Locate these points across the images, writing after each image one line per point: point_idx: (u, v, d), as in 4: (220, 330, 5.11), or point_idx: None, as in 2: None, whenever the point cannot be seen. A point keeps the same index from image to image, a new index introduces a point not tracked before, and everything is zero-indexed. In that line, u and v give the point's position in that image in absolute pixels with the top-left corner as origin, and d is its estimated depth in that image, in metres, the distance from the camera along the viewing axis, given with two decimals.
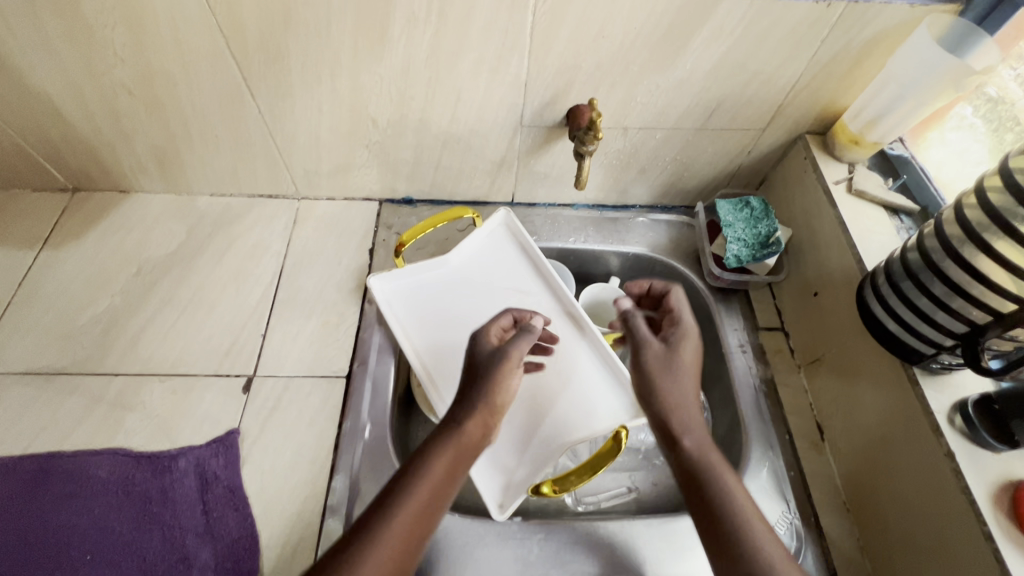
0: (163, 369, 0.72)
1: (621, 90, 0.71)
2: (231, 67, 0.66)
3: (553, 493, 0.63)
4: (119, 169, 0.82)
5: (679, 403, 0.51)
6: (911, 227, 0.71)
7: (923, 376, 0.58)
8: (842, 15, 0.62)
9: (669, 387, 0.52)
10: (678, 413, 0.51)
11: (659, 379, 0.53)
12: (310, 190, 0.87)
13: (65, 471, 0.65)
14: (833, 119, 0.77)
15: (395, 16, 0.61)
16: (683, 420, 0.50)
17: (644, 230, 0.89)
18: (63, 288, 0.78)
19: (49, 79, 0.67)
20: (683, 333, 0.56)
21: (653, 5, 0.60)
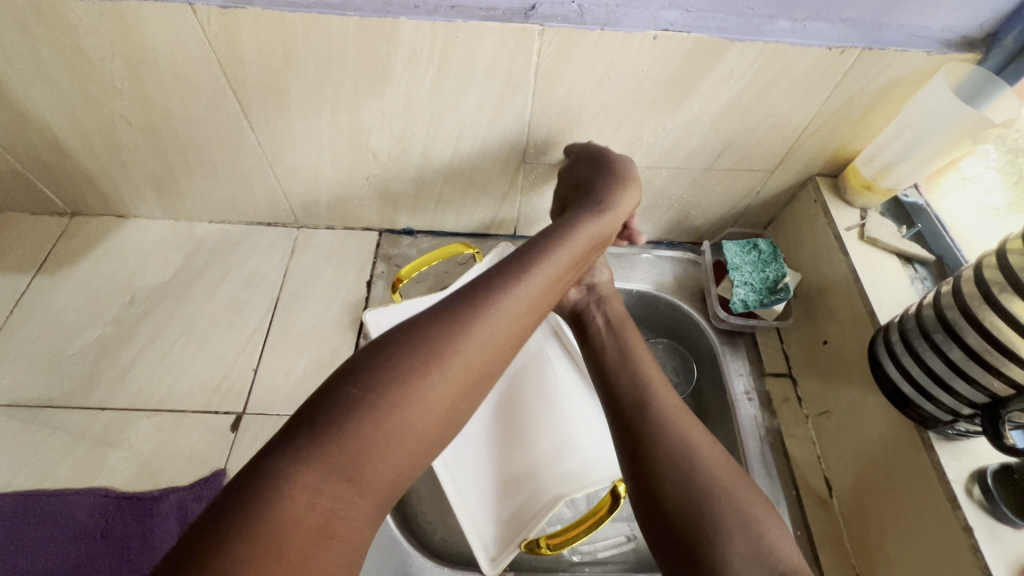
0: (150, 405, 0.70)
1: (627, 130, 0.69)
2: (231, 100, 0.65)
3: (548, 551, 0.60)
4: (116, 195, 0.81)
5: (634, 347, 0.60)
6: (925, 277, 0.69)
7: (938, 441, 0.56)
8: (855, 62, 0.60)
9: (617, 307, 0.66)
10: (632, 358, 0.59)
11: (614, 303, 0.66)
12: (309, 218, 0.85)
13: (44, 512, 0.63)
14: (845, 162, 0.75)
15: (397, 55, 0.60)
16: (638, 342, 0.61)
17: (648, 267, 0.87)
18: (55, 316, 0.76)
19: (47, 107, 0.66)
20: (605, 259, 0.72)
21: (661, 49, 0.59)
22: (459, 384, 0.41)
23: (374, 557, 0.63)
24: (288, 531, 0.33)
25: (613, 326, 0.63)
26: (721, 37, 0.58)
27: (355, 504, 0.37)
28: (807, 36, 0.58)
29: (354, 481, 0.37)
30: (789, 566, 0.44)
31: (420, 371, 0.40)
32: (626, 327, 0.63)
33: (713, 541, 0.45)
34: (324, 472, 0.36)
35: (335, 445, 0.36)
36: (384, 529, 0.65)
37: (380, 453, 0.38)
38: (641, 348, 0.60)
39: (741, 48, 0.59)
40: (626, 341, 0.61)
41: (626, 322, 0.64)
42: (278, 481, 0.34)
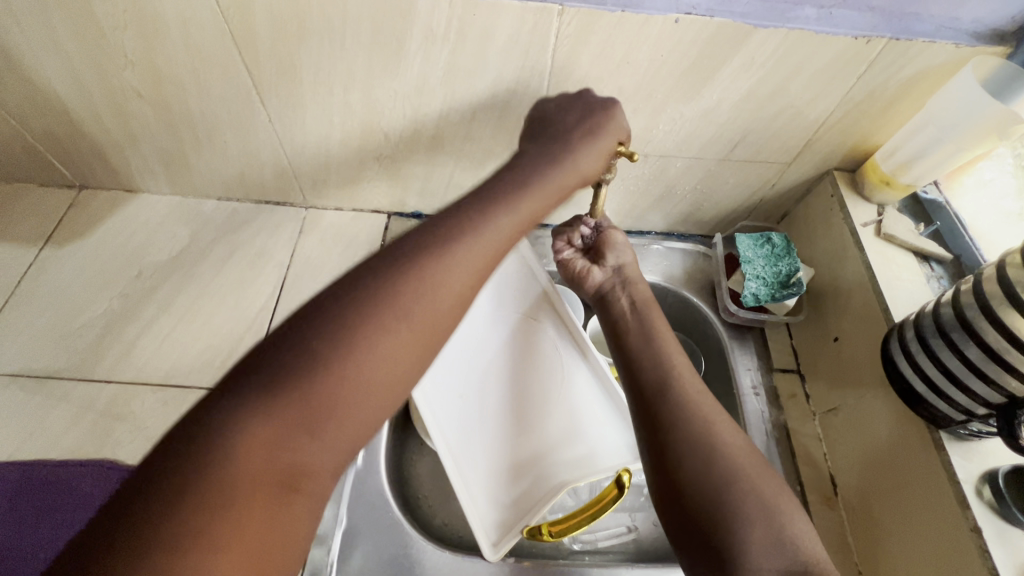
0: (156, 379, 0.70)
1: (643, 117, 0.68)
2: (243, 74, 0.65)
3: (549, 538, 0.61)
4: (126, 169, 0.80)
5: (659, 331, 0.59)
6: (942, 276, 0.68)
7: (949, 441, 0.55)
8: (880, 53, 0.59)
9: (642, 289, 0.64)
10: (657, 344, 0.58)
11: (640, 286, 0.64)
12: (318, 199, 0.84)
13: (47, 481, 0.62)
14: (863, 157, 0.73)
15: (412, 32, 0.59)
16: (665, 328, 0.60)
17: (658, 258, 0.86)
18: (62, 288, 0.76)
19: (59, 77, 0.66)
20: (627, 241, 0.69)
21: (682, 34, 0.58)
22: (419, 341, 0.40)
23: (375, 537, 0.63)
24: (243, 483, 0.33)
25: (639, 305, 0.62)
26: (744, 23, 0.56)
27: (318, 456, 0.37)
28: (833, 24, 0.57)
29: (315, 435, 0.36)
30: (810, 562, 0.43)
31: (383, 331, 0.38)
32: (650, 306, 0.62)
33: (733, 530, 0.44)
34: (283, 424, 0.35)
35: (296, 392, 0.35)
36: (386, 511, 0.65)
37: (341, 407, 0.37)
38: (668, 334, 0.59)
39: (764, 34, 0.57)
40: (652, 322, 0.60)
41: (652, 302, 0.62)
42: (231, 431, 0.33)
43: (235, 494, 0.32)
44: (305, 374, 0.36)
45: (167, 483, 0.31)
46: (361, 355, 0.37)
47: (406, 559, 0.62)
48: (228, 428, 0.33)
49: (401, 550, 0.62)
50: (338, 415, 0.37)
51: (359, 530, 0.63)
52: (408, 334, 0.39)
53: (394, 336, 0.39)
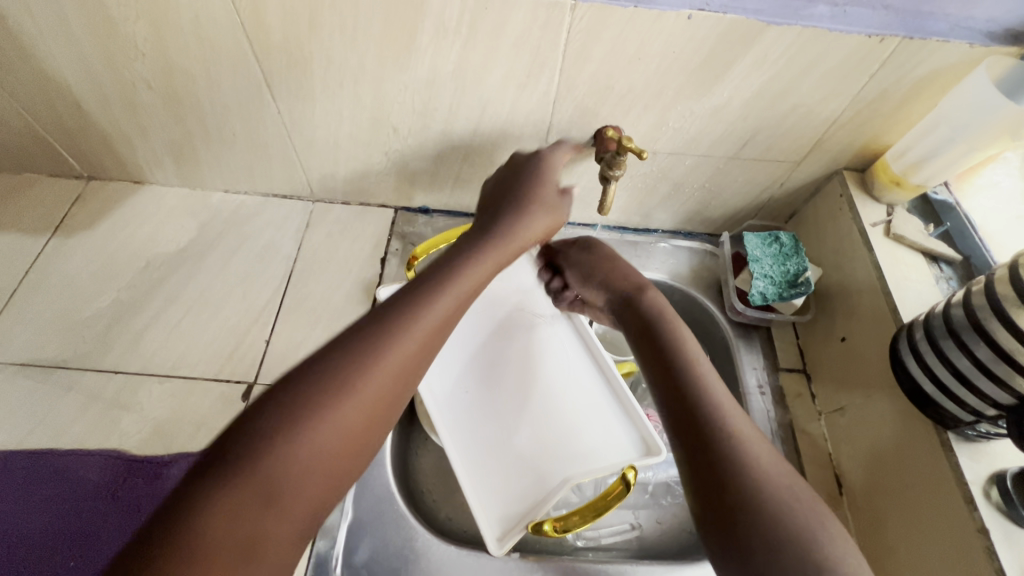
0: (163, 370, 0.70)
1: (653, 114, 0.68)
2: (253, 66, 0.65)
3: (554, 533, 0.60)
4: (134, 160, 0.80)
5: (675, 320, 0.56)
6: (951, 277, 0.68)
7: (957, 442, 0.55)
8: (893, 52, 0.58)
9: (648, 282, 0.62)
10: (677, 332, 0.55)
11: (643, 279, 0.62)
12: (325, 192, 0.84)
13: (57, 470, 0.63)
14: (874, 156, 0.73)
15: (424, 25, 0.59)
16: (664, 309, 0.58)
17: (664, 256, 0.86)
18: (70, 279, 0.76)
19: (70, 68, 0.66)
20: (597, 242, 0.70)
21: (695, 30, 0.57)
22: (381, 396, 0.40)
23: (381, 531, 0.63)
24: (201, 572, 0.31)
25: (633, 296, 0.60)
26: (757, 20, 0.56)
27: (279, 528, 0.35)
28: (847, 22, 0.57)
29: (276, 508, 0.35)
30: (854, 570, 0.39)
31: (340, 394, 0.38)
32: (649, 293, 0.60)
33: (760, 506, 0.40)
34: (242, 501, 0.34)
35: (252, 468, 0.35)
36: (391, 505, 0.65)
37: (304, 478, 0.36)
38: (672, 316, 0.57)
39: (778, 31, 0.57)
40: (655, 309, 0.58)
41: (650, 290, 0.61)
42: (189, 515, 0.33)
43: (201, 570, 0.31)
44: (261, 446, 0.35)
45: (127, 573, 0.30)
46: (322, 420, 0.37)
47: (412, 553, 0.62)
48: (186, 515, 0.32)
49: (407, 544, 0.63)
50: (302, 481, 0.36)
51: (364, 524, 0.63)
52: (368, 391, 0.39)
53: (377, 376, 0.40)
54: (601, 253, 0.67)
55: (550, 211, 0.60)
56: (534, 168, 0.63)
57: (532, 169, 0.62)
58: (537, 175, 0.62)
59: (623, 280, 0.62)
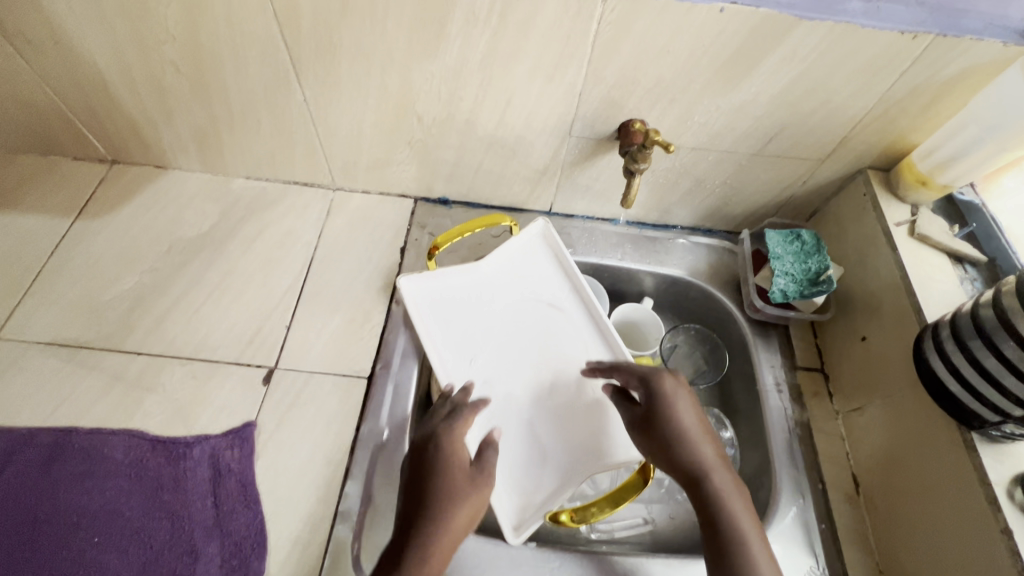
0: (185, 353, 0.71)
1: (679, 108, 0.68)
2: (282, 53, 0.65)
3: (571, 523, 0.62)
4: (158, 145, 0.81)
5: (713, 465, 0.55)
6: (975, 278, 0.67)
7: (981, 443, 0.55)
8: (925, 49, 0.58)
9: (688, 417, 0.58)
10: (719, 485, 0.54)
11: (682, 412, 0.59)
12: (346, 181, 0.85)
13: (81, 448, 0.64)
14: (899, 156, 0.73)
15: (454, 14, 0.59)
16: (720, 459, 0.57)
17: (683, 252, 0.86)
18: (94, 261, 0.77)
19: (100, 51, 0.66)
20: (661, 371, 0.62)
21: (726, 24, 0.57)
22: None
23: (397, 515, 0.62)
24: None
25: (687, 444, 0.57)
26: (790, 14, 0.55)
27: None
28: (880, 18, 0.56)
29: None
30: None
31: None
32: (701, 442, 0.57)
33: None
34: None
35: None
36: None
37: None
38: (719, 468, 0.56)
39: (809, 26, 0.57)
40: (705, 460, 0.56)
41: (704, 437, 0.58)
42: None
43: None
44: None
45: None
46: None
47: None
48: None
49: None
50: None
51: (381, 512, 0.62)
52: None
53: None
54: (662, 381, 0.61)
55: (474, 497, 0.56)
56: (449, 443, 0.60)
57: (445, 449, 0.59)
58: (451, 455, 0.59)
59: (677, 423, 0.58)
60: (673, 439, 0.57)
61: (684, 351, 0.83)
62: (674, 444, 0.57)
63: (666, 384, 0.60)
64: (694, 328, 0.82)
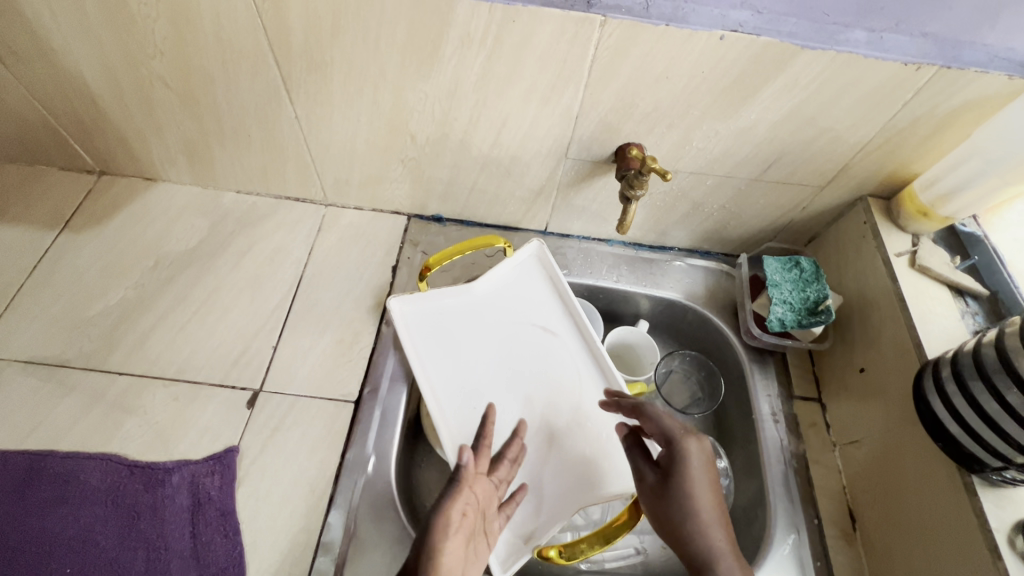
0: (167, 373, 0.69)
1: (677, 133, 0.66)
2: (273, 70, 0.64)
3: (559, 559, 0.58)
4: (147, 158, 0.79)
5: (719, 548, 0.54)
6: (977, 312, 0.66)
7: (981, 487, 0.53)
8: (929, 80, 0.57)
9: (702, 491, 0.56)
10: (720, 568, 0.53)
11: (698, 486, 0.56)
12: (338, 197, 0.83)
13: (57, 473, 0.62)
14: (900, 185, 0.71)
15: (449, 35, 0.57)
16: (732, 547, 0.55)
17: (679, 275, 0.84)
18: (78, 276, 0.76)
19: (88, 64, 0.65)
20: (687, 433, 0.58)
21: (726, 51, 0.56)
22: None
23: (380, 548, 0.60)
24: None
25: (699, 528, 0.55)
26: (791, 43, 0.54)
27: None
28: (883, 48, 0.55)
29: None
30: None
31: None
32: (713, 519, 0.55)
33: None
34: None
35: None
36: (397, 523, 0.61)
37: None
38: (728, 554, 0.54)
39: (811, 56, 0.55)
40: (716, 549, 0.54)
41: (717, 521, 0.55)
42: None
43: None
44: None
45: None
46: None
47: None
48: None
49: None
50: None
51: (364, 543, 0.60)
52: None
53: None
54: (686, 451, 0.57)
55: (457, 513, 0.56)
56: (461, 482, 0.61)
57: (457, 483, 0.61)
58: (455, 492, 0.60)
59: (692, 502, 0.55)
60: (687, 518, 0.55)
61: (679, 377, 0.81)
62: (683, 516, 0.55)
63: (688, 453, 0.57)
64: (689, 354, 0.80)
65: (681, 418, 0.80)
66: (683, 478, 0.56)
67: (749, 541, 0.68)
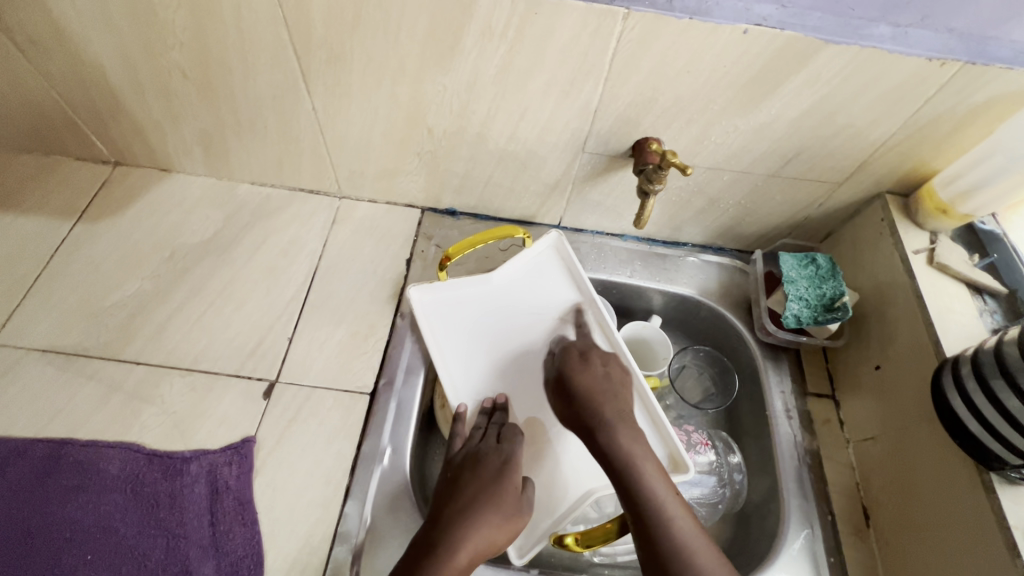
0: (184, 364, 0.70)
1: (696, 128, 0.66)
2: (291, 61, 0.64)
3: (575, 547, 0.59)
4: (163, 148, 0.79)
5: (613, 410, 0.61)
6: (995, 310, 0.66)
7: (999, 484, 0.53)
8: (953, 77, 0.56)
9: (591, 376, 0.64)
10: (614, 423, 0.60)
11: (585, 372, 0.64)
12: (353, 189, 0.83)
13: (77, 460, 0.63)
14: (919, 182, 0.71)
15: (470, 27, 0.57)
16: (633, 435, 0.59)
17: (693, 271, 0.84)
18: (95, 266, 0.76)
19: (106, 54, 0.65)
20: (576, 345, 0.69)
21: (750, 45, 0.56)
22: None
23: (397, 538, 0.60)
24: None
25: (592, 401, 0.62)
26: (815, 37, 0.54)
27: None
28: (908, 44, 0.54)
29: None
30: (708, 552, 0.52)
31: None
32: (607, 394, 0.62)
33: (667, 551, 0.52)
34: None
35: None
36: (413, 514, 0.62)
37: None
38: (621, 416, 0.60)
39: (835, 50, 0.55)
40: (609, 413, 0.60)
41: (612, 392, 0.63)
42: None
43: None
44: None
45: None
46: None
47: None
48: None
49: None
50: None
51: (381, 533, 0.60)
52: None
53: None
54: (569, 362, 0.66)
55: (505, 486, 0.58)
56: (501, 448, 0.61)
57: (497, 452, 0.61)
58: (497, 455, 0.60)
59: (585, 382, 0.64)
60: (587, 425, 0.60)
61: (692, 372, 0.82)
62: (581, 398, 0.62)
63: (569, 353, 0.67)
64: (703, 350, 0.80)
65: (694, 413, 0.80)
66: (570, 387, 0.64)
67: (761, 535, 0.68)
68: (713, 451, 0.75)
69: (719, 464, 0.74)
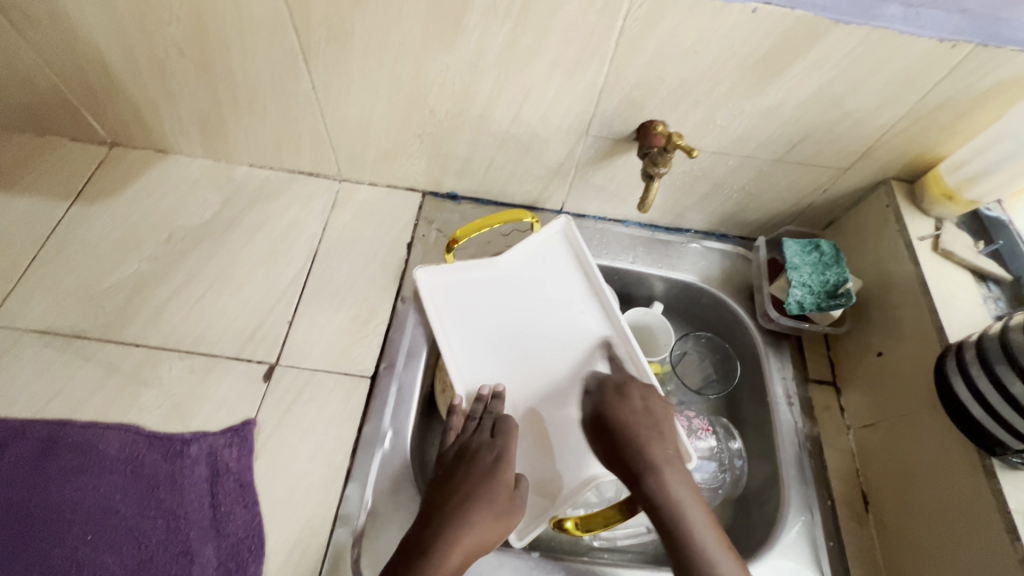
0: (182, 346, 0.69)
1: (701, 111, 0.65)
2: (290, 38, 0.62)
3: (575, 531, 0.59)
4: (159, 129, 0.78)
5: (649, 438, 0.59)
6: (999, 297, 0.66)
7: (1000, 469, 0.54)
8: (964, 59, 0.56)
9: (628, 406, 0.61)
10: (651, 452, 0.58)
11: (623, 403, 0.62)
12: (353, 172, 0.82)
13: (76, 441, 0.62)
14: (926, 167, 0.70)
15: (474, 5, 0.56)
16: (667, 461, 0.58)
17: (695, 257, 0.84)
18: (92, 247, 0.75)
19: (100, 30, 0.64)
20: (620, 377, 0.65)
21: (758, 25, 0.55)
22: None
23: (398, 520, 0.60)
24: None
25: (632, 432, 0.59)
26: (825, 17, 0.53)
27: None
28: (919, 25, 0.53)
29: None
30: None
31: None
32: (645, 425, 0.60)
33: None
34: None
35: None
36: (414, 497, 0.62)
37: None
38: (660, 446, 0.59)
39: (845, 30, 0.54)
40: (647, 444, 0.59)
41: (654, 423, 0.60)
42: None
43: None
44: None
45: None
46: None
47: None
48: None
49: None
50: None
51: (382, 516, 0.60)
52: None
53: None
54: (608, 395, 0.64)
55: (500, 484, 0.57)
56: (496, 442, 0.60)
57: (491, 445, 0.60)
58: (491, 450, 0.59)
59: (624, 412, 0.61)
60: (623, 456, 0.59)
61: (693, 358, 0.82)
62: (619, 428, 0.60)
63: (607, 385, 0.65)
64: (704, 336, 0.80)
65: (695, 399, 0.80)
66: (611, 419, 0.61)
67: (762, 520, 0.68)
68: (713, 436, 0.74)
69: (720, 449, 0.73)
